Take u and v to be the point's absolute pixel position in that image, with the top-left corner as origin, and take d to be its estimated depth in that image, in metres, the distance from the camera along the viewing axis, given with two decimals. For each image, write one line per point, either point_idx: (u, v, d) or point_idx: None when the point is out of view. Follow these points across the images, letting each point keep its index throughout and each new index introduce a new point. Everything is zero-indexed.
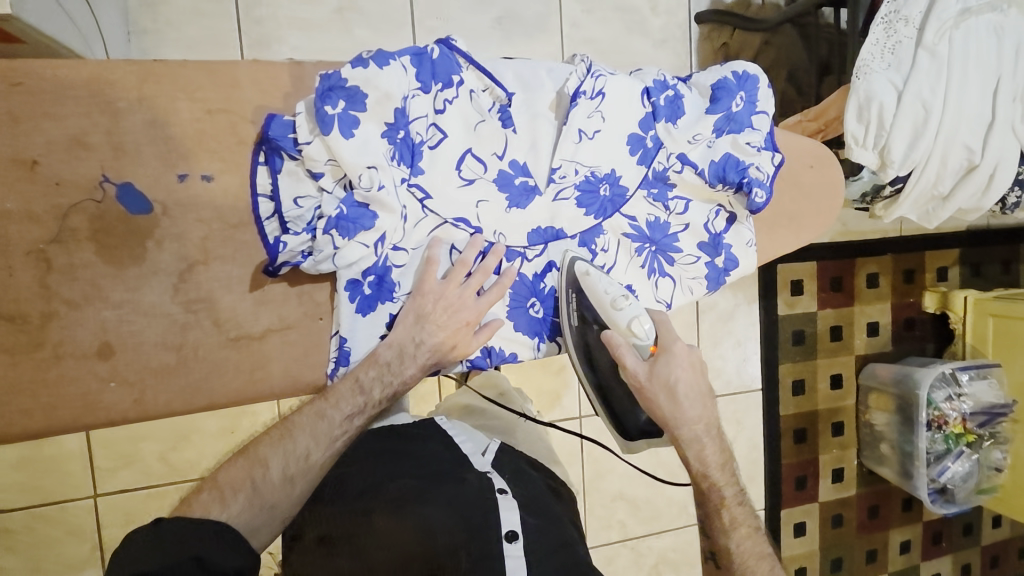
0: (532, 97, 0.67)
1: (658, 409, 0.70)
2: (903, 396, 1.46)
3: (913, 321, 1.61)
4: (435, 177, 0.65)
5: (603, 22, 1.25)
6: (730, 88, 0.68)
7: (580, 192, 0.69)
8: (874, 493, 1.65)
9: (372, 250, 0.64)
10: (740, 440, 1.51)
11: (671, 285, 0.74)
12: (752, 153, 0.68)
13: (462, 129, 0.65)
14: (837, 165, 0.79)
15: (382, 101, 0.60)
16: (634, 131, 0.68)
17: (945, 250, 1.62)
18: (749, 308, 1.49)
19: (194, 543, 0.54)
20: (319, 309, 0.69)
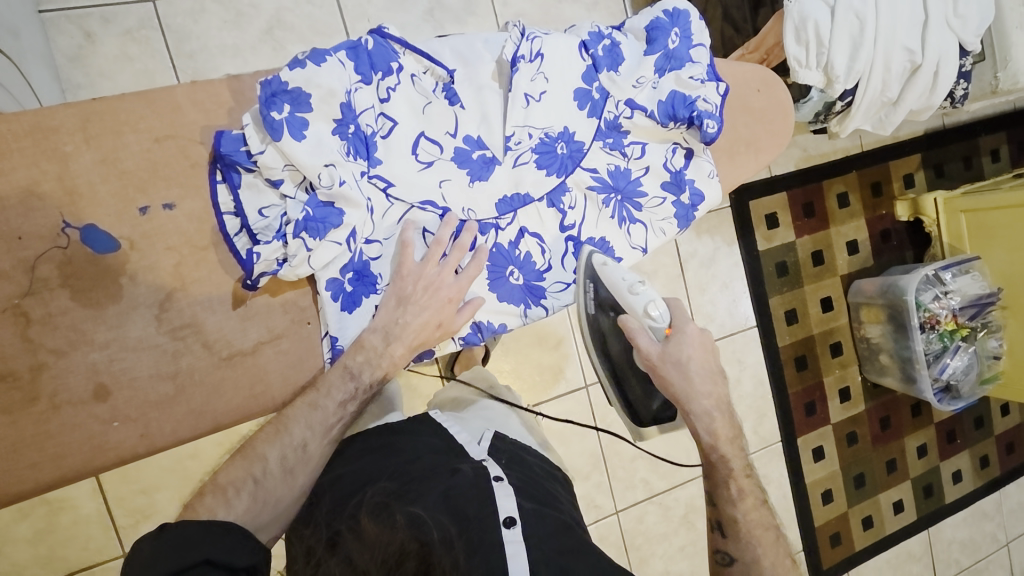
0: (473, 70, 0.68)
1: (670, 385, 0.72)
2: (892, 305, 1.49)
3: (888, 232, 1.65)
4: (394, 165, 0.66)
5: None
6: (664, 27, 0.69)
7: (538, 155, 0.69)
8: (882, 404, 1.69)
9: (346, 247, 0.65)
10: (745, 377, 1.54)
11: (643, 231, 0.75)
12: (697, 86, 0.70)
13: (410, 113, 0.66)
14: (783, 87, 0.80)
15: (327, 98, 0.61)
16: (579, 85, 0.69)
17: (905, 158, 1.65)
18: (730, 249, 1.51)
19: (203, 546, 0.54)
20: (305, 314, 0.70)
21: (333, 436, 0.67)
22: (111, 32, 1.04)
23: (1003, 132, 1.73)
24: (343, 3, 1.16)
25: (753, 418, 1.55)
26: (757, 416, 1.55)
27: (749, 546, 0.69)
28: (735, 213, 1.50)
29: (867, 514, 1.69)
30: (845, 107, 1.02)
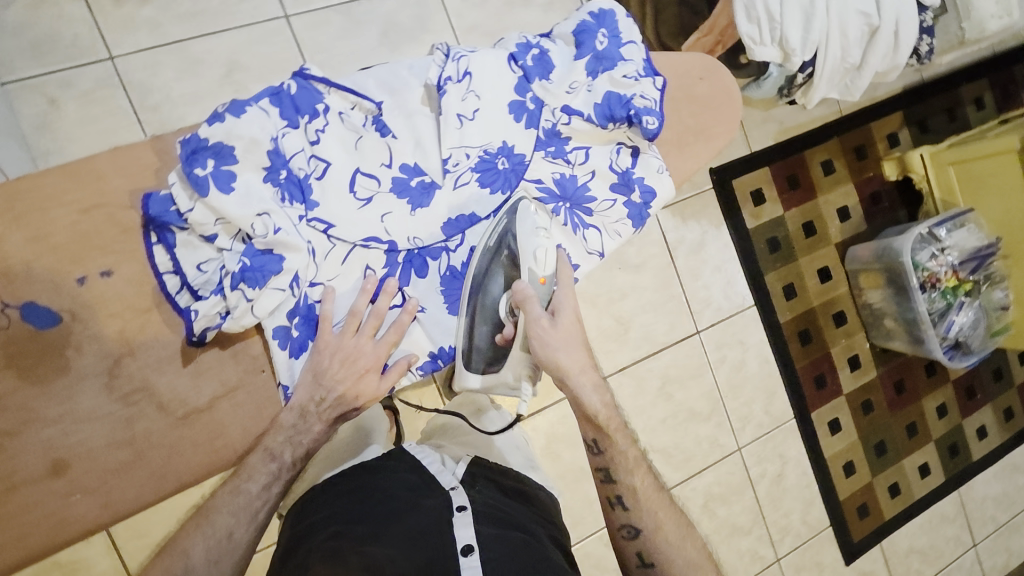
0: (401, 99, 0.71)
1: (558, 356, 0.71)
2: (890, 268, 1.46)
3: (878, 194, 1.62)
4: (331, 206, 0.68)
5: (483, 4, 1.29)
6: (590, 30, 0.72)
7: (479, 173, 0.72)
8: (895, 368, 1.66)
9: (289, 293, 0.67)
10: (750, 359, 1.51)
11: (598, 235, 0.76)
12: (631, 84, 0.71)
13: (343, 151, 0.69)
14: (728, 71, 0.80)
15: (252, 147, 0.63)
16: (512, 98, 0.71)
17: (886, 118, 1.63)
18: (718, 232, 1.48)
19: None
20: (259, 363, 0.72)
21: (260, 521, 0.69)
22: (72, 94, 1.05)
23: (985, 79, 1.71)
24: (298, 37, 1.18)
25: (762, 398, 1.52)
26: (767, 395, 1.53)
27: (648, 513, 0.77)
28: (719, 192, 1.47)
29: (892, 482, 1.66)
30: (807, 78, 1.00)
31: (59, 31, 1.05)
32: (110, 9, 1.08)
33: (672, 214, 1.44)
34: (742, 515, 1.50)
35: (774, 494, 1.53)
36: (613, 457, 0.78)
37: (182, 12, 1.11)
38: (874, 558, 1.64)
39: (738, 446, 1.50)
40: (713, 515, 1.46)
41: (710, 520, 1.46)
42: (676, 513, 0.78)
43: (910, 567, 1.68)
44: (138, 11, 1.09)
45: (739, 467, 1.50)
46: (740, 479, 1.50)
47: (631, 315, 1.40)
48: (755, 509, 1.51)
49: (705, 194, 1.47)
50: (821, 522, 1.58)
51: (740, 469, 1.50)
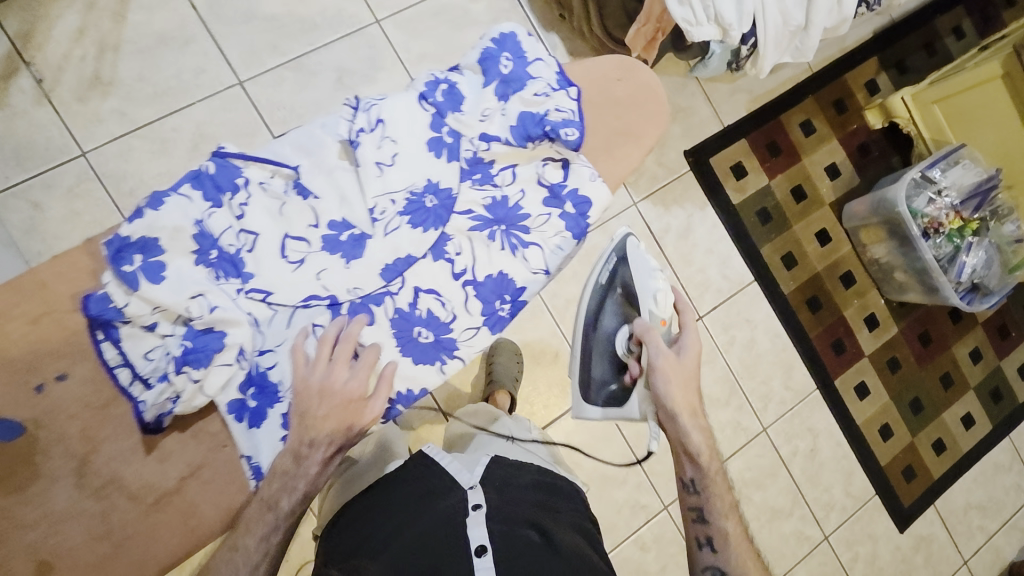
0: (318, 158, 0.72)
1: (674, 401, 0.86)
2: (888, 220, 1.41)
3: (866, 145, 1.58)
4: (265, 274, 0.71)
5: (429, 34, 1.32)
6: (494, 55, 0.73)
7: (410, 214, 0.73)
8: (916, 320, 1.60)
9: (236, 365, 0.69)
10: (760, 336, 1.48)
11: (540, 252, 0.76)
12: (543, 101, 0.72)
13: (269, 219, 0.71)
14: (645, 66, 0.80)
15: (176, 234, 0.66)
16: (430, 136, 0.72)
17: (862, 66, 1.59)
18: (704, 213, 1.46)
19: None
20: (220, 438, 0.72)
21: None
22: (54, 195, 1.10)
23: (959, 7, 1.66)
24: (256, 101, 1.21)
25: (781, 374, 1.49)
26: (785, 369, 1.50)
27: (721, 528, 0.84)
28: (698, 173, 1.46)
29: (935, 438, 1.60)
30: (752, 49, 0.98)
31: (33, 137, 1.10)
32: (76, 106, 1.12)
33: (654, 205, 1.43)
34: (780, 496, 1.47)
35: (810, 470, 1.50)
36: (709, 497, 0.85)
37: (145, 96, 1.16)
38: (929, 520, 1.58)
39: (763, 427, 1.48)
40: (749, 502, 1.45)
41: (746, 506, 1.44)
42: (749, 545, 0.85)
43: (971, 523, 1.61)
44: (103, 103, 1.14)
45: (767, 448, 1.47)
46: (771, 461, 1.47)
47: None
48: (793, 490, 1.48)
49: (685, 177, 1.45)
50: (865, 491, 1.54)
51: (769, 449, 1.48)
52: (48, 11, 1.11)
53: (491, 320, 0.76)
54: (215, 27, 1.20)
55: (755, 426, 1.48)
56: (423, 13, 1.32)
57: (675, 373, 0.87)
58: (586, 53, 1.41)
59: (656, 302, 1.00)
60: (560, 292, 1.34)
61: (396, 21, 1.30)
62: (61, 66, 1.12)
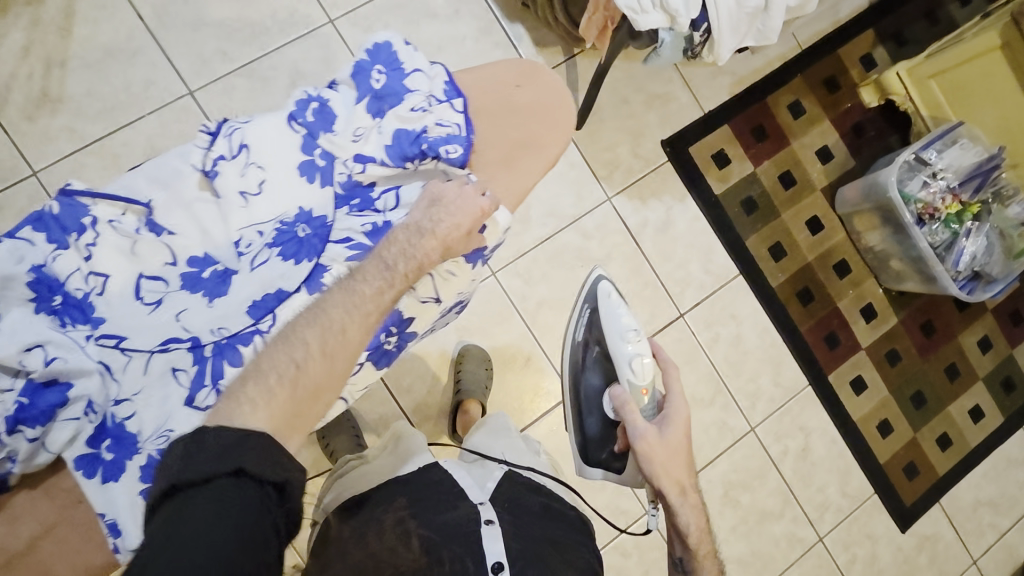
0: (174, 190, 0.67)
1: (661, 478, 0.79)
2: (880, 206, 1.33)
3: (861, 125, 1.48)
4: (119, 317, 0.64)
5: (387, 30, 1.26)
6: (365, 69, 0.70)
7: (280, 245, 0.68)
8: (918, 309, 1.51)
9: (84, 420, 0.60)
10: (746, 331, 1.41)
11: (430, 279, 0.73)
12: (419, 116, 0.70)
13: (122, 259, 0.65)
14: (549, 69, 0.79)
15: (9, 284, 0.61)
16: (301, 159, 0.69)
17: (856, 39, 1.48)
18: (684, 205, 1.39)
19: (207, 463, 0.47)
20: (74, 495, 0.66)
21: None
22: (7, 217, 1.10)
23: None
24: (206, 110, 1.18)
25: (769, 370, 1.42)
26: (774, 366, 1.42)
27: None
28: (676, 162, 1.38)
29: (941, 433, 1.51)
30: (706, 35, 0.92)
31: None
32: (25, 126, 1.11)
33: (629, 199, 1.36)
34: (771, 498, 1.41)
35: (802, 469, 1.43)
36: None
37: (94, 112, 1.14)
38: (935, 518, 1.50)
39: (751, 427, 1.41)
40: (737, 504, 1.39)
41: (734, 509, 1.38)
42: None
43: (981, 521, 1.52)
44: (53, 120, 1.12)
45: (756, 448, 1.41)
46: (760, 462, 1.41)
47: None
48: (784, 490, 1.42)
49: (662, 168, 1.38)
50: (862, 491, 1.46)
51: (759, 449, 1.41)
52: None
53: (376, 355, 0.74)
54: (162, 36, 1.17)
55: (742, 426, 1.41)
56: (380, 8, 1.26)
57: (662, 452, 0.81)
58: (556, 41, 1.33)
59: (632, 371, 1.01)
60: (531, 295, 1.30)
61: (351, 20, 1.24)
62: (8, 84, 1.10)
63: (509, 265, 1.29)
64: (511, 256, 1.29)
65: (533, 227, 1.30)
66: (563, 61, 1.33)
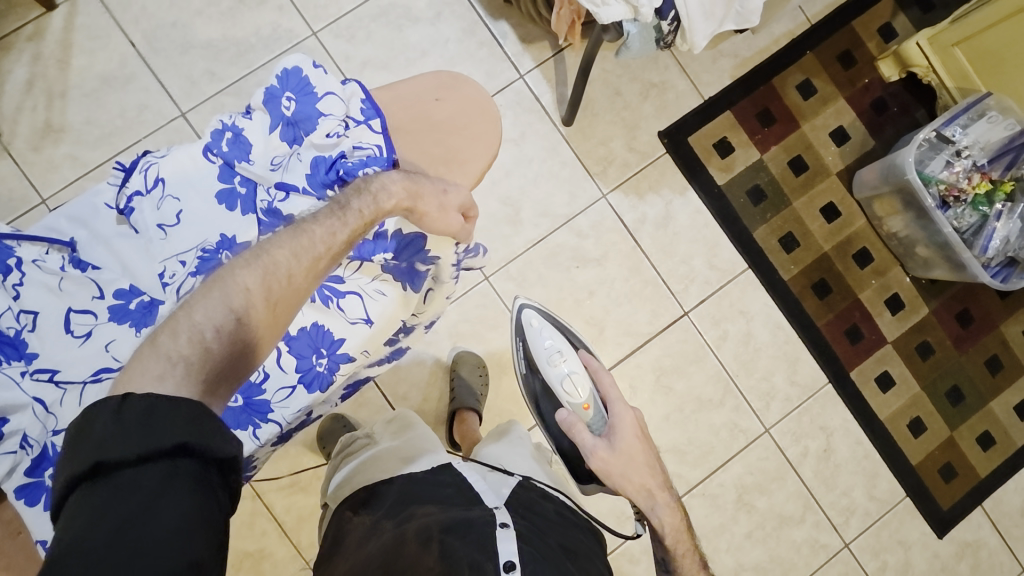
0: (95, 229, 0.71)
1: (624, 484, 0.81)
2: (900, 189, 1.23)
3: (883, 101, 1.37)
4: (51, 352, 0.67)
5: (369, 38, 1.25)
6: (276, 96, 0.71)
7: (202, 273, 0.69)
8: (953, 298, 1.39)
9: (22, 453, 0.64)
10: (758, 328, 1.33)
11: (359, 301, 0.77)
12: (333, 143, 0.70)
13: (49, 296, 0.68)
14: (473, 80, 0.82)
15: None
16: (220, 188, 0.71)
17: (872, 9, 1.37)
18: (685, 198, 1.32)
19: (138, 439, 0.44)
20: (15, 525, 0.68)
21: None
22: None
23: None
24: (197, 129, 1.21)
25: (784, 367, 1.34)
26: (789, 364, 1.34)
27: None
28: (673, 152, 1.32)
29: (981, 431, 1.39)
30: (675, 24, 0.87)
31: None
32: (32, 156, 1.17)
33: (625, 194, 1.31)
34: (790, 502, 1.33)
35: (824, 472, 1.34)
36: None
37: (95, 138, 1.18)
38: (976, 524, 1.38)
39: (765, 427, 1.33)
40: (752, 509, 1.32)
41: (749, 515, 1.31)
42: None
43: None
44: (57, 150, 1.18)
45: (773, 450, 1.33)
46: (777, 464, 1.33)
47: (603, 314, 1.29)
48: (804, 493, 1.33)
49: (661, 159, 1.32)
50: (893, 495, 1.36)
51: (775, 451, 1.33)
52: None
53: (308, 378, 0.76)
54: (153, 62, 1.20)
55: (756, 426, 1.34)
56: (363, 16, 1.25)
57: (616, 462, 0.84)
58: (542, 36, 1.30)
59: (568, 391, 1.03)
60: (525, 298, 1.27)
61: (334, 30, 1.25)
62: (15, 118, 1.17)
63: (501, 269, 1.27)
64: (503, 259, 1.27)
65: (526, 228, 1.28)
66: (550, 56, 1.30)
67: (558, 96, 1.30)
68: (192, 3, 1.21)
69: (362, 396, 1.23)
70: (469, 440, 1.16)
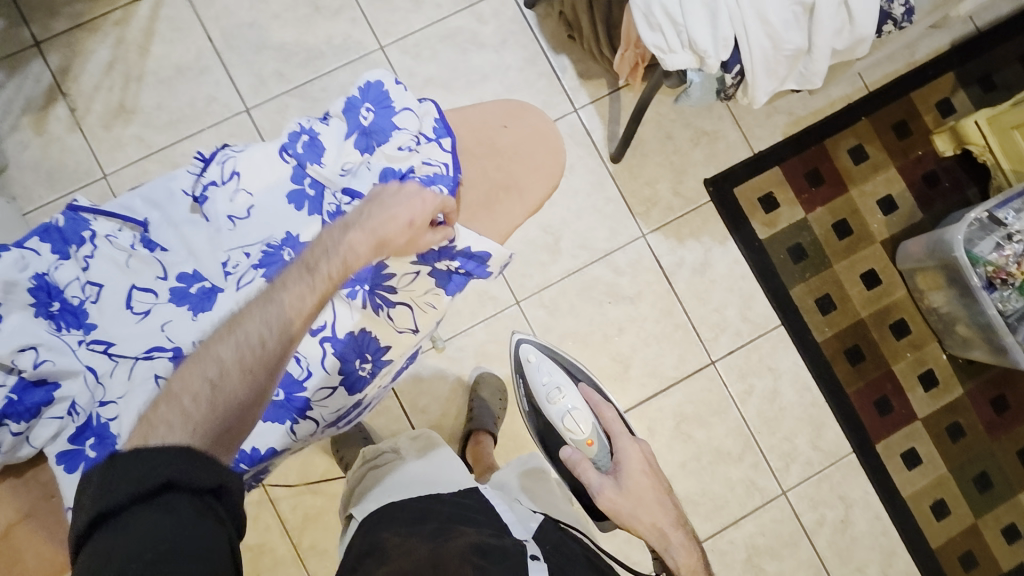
0: (167, 212, 0.74)
1: (639, 525, 0.80)
2: (945, 266, 1.21)
3: (935, 175, 1.36)
4: (109, 325, 0.69)
5: (435, 58, 1.29)
6: (355, 106, 0.74)
7: (265, 267, 0.72)
8: (990, 382, 1.35)
9: (69, 419, 0.66)
10: (785, 388, 1.31)
11: (409, 313, 0.77)
12: (405, 156, 0.72)
13: (116, 272, 0.71)
14: (538, 111, 0.83)
15: (10, 288, 0.66)
16: (291, 188, 0.74)
17: (932, 83, 1.37)
18: (724, 247, 1.32)
19: (133, 483, 0.43)
20: (49, 489, 0.70)
21: None
22: None
23: None
24: (259, 126, 1.25)
25: (808, 431, 1.31)
26: (814, 428, 1.31)
27: None
28: (717, 201, 1.32)
29: (1009, 524, 1.33)
30: (739, 77, 0.88)
31: (67, 162, 1.21)
32: (102, 133, 1.22)
33: (665, 236, 1.31)
34: (800, 571, 1.28)
35: (840, 544, 1.30)
36: None
37: (163, 123, 1.24)
38: None
39: (782, 489, 1.30)
40: (761, 573, 1.27)
41: None
42: None
43: None
44: (126, 130, 1.23)
45: (788, 514, 1.29)
46: (791, 529, 1.29)
47: (631, 352, 1.28)
48: (816, 564, 1.29)
49: (704, 206, 1.33)
50: None
51: (791, 516, 1.29)
52: (85, 47, 1.23)
53: (349, 380, 0.77)
54: (227, 58, 1.26)
55: (774, 487, 1.30)
56: (431, 37, 1.30)
57: (624, 502, 0.83)
58: (600, 73, 1.32)
59: (570, 427, 1.05)
60: (555, 327, 1.27)
61: (402, 46, 1.29)
62: (92, 96, 1.23)
63: (534, 295, 1.27)
64: (537, 285, 1.28)
65: (564, 258, 1.29)
66: (606, 94, 1.32)
67: (609, 133, 1.32)
68: (272, 7, 1.27)
69: (382, 403, 1.24)
70: (482, 462, 1.16)
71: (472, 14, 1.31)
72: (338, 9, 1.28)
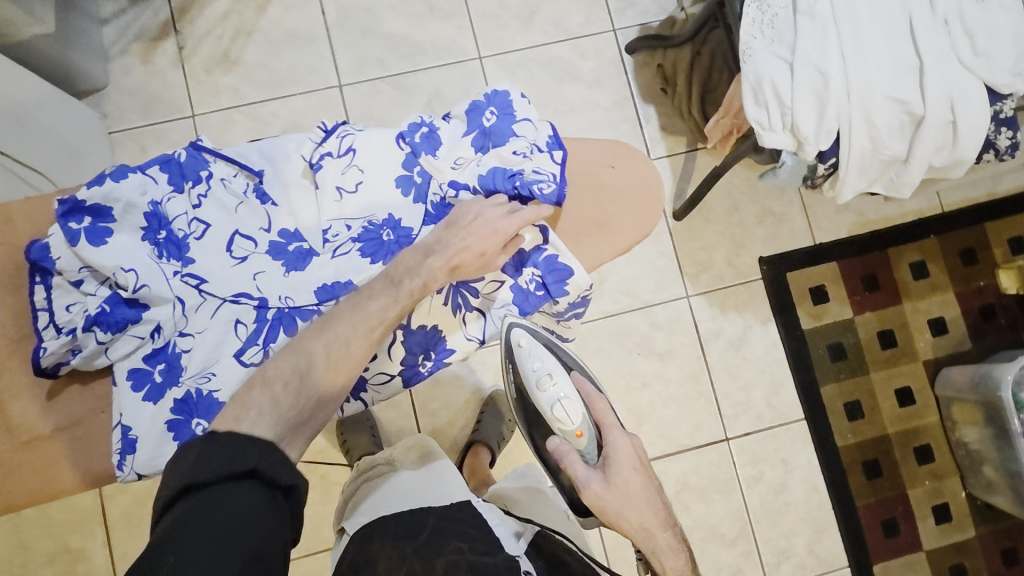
0: (280, 171, 0.77)
1: (627, 526, 0.73)
2: (986, 402, 1.18)
3: (992, 309, 1.34)
4: (207, 263, 0.72)
5: (529, 79, 1.32)
6: (479, 108, 0.76)
7: (363, 243, 0.73)
8: (1004, 531, 1.30)
9: (148, 340, 0.70)
10: (794, 483, 1.28)
11: (481, 321, 0.77)
12: (519, 160, 0.73)
13: (223, 215, 0.74)
14: (646, 159, 0.84)
15: (129, 209, 0.70)
16: (400, 173, 0.76)
17: (1009, 218, 1.36)
18: (765, 328, 1.31)
19: (224, 465, 0.49)
20: (101, 403, 0.74)
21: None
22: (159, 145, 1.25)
23: None
24: (348, 104, 1.29)
25: (808, 533, 1.28)
26: (815, 531, 1.28)
27: None
28: (769, 282, 1.32)
29: None
30: (832, 169, 0.89)
31: (162, 95, 1.26)
32: (202, 76, 1.27)
33: (709, 303, 1.31)
34: None
35: None
36: None
37: (260, 80, 1.28)
38: None
39: None
40: None
41: None
42: None
43: None
44: (224, 78, 1.28)
45: None
46: None
47: (648, 408, 1.27)
48: None
49: (754, 283, 1.32)
50: None
51: None
52: None
53: (409, 373, 0.76)
54: (335, 34, 1.30)
55: None
56: (530, 60, 1.33)
57: (612, 499, 0.75)
58: (682, 131, 1.34)
59: (560, 418, 0.86)
60: None
61: (500, 61, 1.32)
62: (202, 40, 1.28)
63: None
64: None
65: (605, 300, 1.29)
66: (684, 152, 1.34)
67: (678, 190, 1.33)
68: None
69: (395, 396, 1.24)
70: (476, 476, 1.15)
71: (574, 47, 1.34)
72: (449, 13, 1.33)
